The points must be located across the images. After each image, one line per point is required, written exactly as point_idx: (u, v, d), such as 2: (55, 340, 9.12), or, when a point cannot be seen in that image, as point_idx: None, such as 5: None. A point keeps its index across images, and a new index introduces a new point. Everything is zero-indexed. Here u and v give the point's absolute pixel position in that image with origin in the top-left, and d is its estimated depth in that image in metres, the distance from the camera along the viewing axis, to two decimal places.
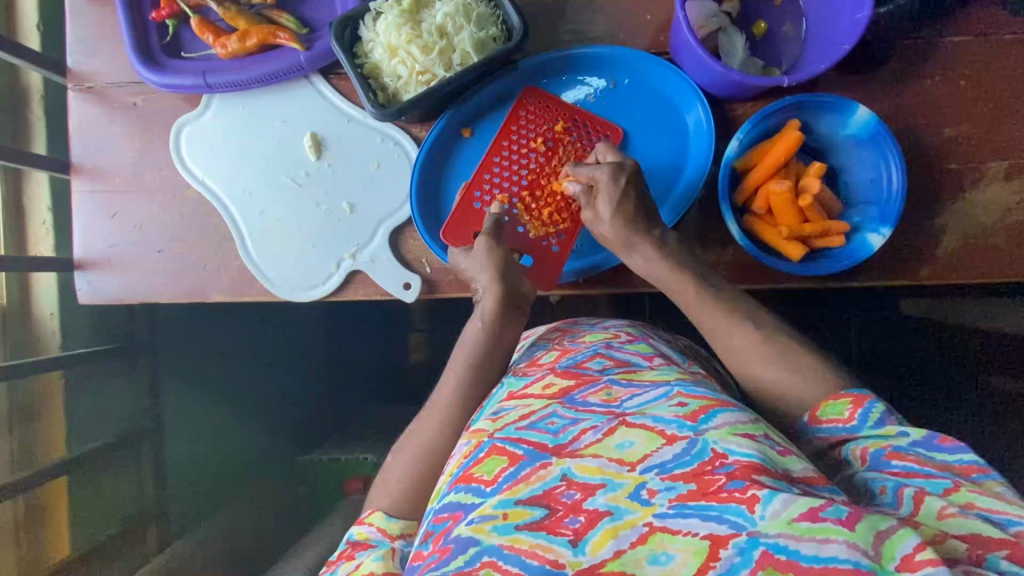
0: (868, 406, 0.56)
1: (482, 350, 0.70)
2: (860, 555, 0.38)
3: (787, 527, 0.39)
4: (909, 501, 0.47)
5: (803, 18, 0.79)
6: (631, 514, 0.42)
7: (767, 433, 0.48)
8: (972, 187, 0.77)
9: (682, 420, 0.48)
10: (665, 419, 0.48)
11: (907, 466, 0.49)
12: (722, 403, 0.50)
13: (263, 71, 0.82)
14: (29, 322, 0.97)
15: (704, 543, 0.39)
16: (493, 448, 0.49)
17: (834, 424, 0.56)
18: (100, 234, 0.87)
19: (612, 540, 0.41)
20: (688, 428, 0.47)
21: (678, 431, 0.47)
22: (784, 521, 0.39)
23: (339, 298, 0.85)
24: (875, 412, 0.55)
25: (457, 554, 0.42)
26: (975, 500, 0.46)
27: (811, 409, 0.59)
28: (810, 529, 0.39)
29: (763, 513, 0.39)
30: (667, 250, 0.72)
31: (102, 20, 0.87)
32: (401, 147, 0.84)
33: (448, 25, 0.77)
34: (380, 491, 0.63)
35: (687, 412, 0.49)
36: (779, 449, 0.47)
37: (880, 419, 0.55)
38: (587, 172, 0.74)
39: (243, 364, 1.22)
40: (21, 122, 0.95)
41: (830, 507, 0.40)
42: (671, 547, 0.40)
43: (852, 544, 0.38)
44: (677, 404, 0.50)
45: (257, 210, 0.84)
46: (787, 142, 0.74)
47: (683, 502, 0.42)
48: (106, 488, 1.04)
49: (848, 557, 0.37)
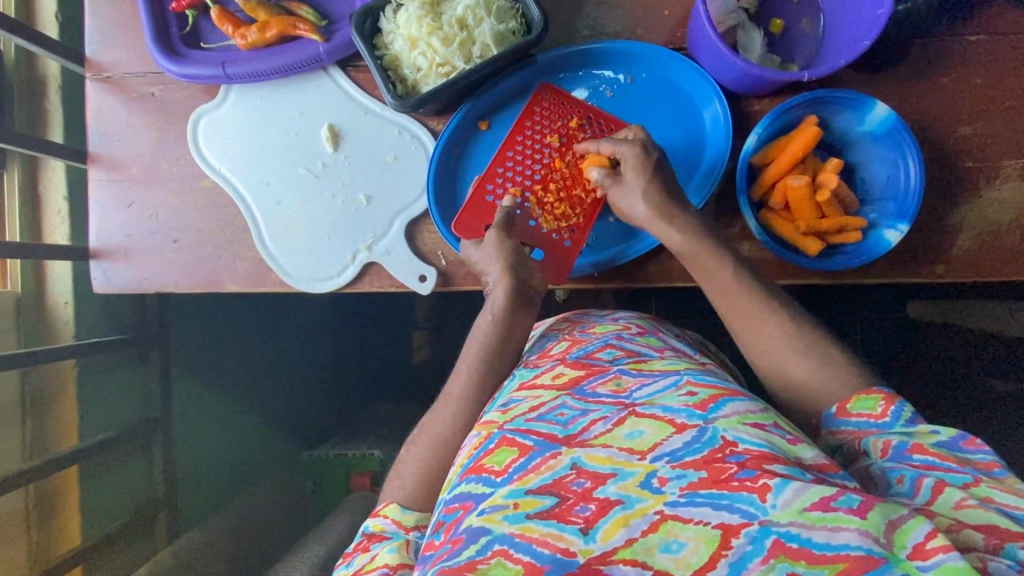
0: (900, 405, 0.56)
1: (495, 342, 0.70)
2: (872, 543, 0.38)
3: (799, 516, 0.39)
4: (927, 490, 0.47)
5: (820, 15, 0.80)
6: (642, 502, 0.42)
7: (776, 422, 0.48)
8: (987, 186, 0.77)
9: (692, 409, 0.47)
10: (675, 408, 0.48)
11: (927, 460, 0.50)
12: (731, 392, 0.50)
13: (282, 62, 0.82)
14: (45, 310, 0.96)
15: (715, 532, 0.39)
16: (503, 439, 0.48)
17: (863, 419, 0.56)
18: (114, 223, 0.87)
19: (623, 528, 0.41)
20: (697, 417, 0.46)
21: (688, 420, 0.46)
22: (797, 510, 0.39)
23: (353, 290, 0.85)
24: (907, 412, 0.55)
25: (469, 544, 0.41)
26: (994, 495, 0.46)
27: (840, 400, 0.59)
28: (823, 518, 0.39)
29: (774, 502, 0.39)
30: (675, 236, 0.71)
31: (122, 10, 0.88)
32: (418, 140, 0.84)
33: (468, 17, 0.77)
34: (394, 480, 0.63)
35: (696, 401, 0.48)
36: (789, 438, 0.47)
37: (911, 418, 0.55)
38: (610, 147, 0.74)
39: (252, 358, 1.21)
40: (39, 111, 0.96)
41: (841, 496, 0.40)
42: (683, 536, 0.40)
43: (864, 532, 0.38)
44: (686, 394, 0.49)
45: (271, 202, 0.85)
46: (805, 138, 0.74)
47: (694, 490, 0.41)
48: (117, 479, 1.04)
49: (860, 545, 0.37)
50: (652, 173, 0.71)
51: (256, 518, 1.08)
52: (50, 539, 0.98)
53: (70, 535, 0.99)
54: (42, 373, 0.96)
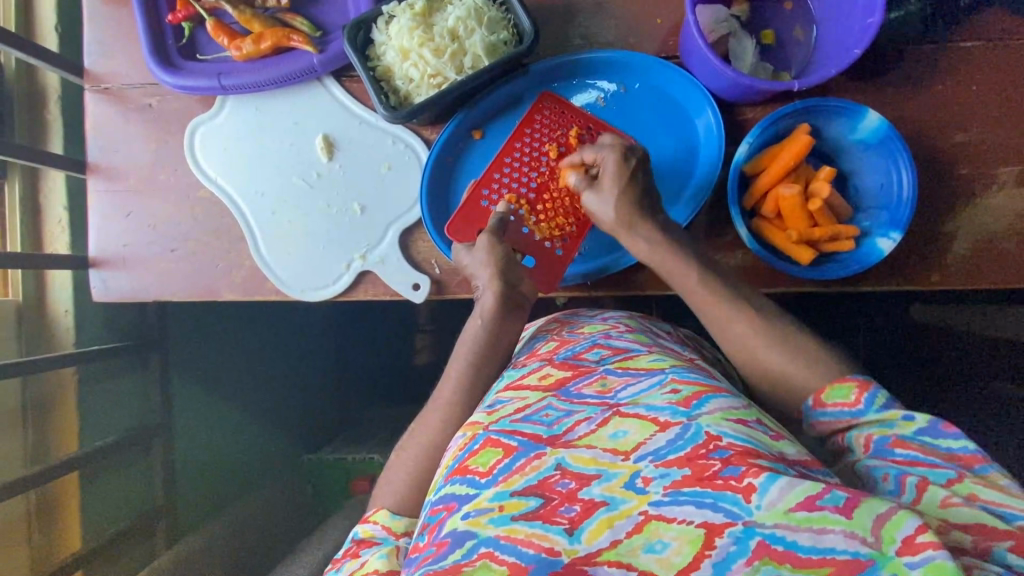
0: (874, 390, 0.55)
1: (484, 347, 0.70)
2: (859, 545, 0.38)
3: (784, 517, 0.39)
4: (912, 488, 0.47)
5: (813, 24, 0.80)
6: (626, 503, 0.42)
7: (760, 418, 0.49)
8: (983, 194, 0.77)
9: (676, 407, 0.47)
10: (659, 406, 0.48)
11: (910, 455, 0.50)
12: (716, 390, 0.50)
13: (277, 73, 0.83)
14: (45, 319, 0.98)
15: (699, 532, 0.39)
16: (488, 440, 0.49)
17: (838, 409, 0.56)
18: (113, 232, 0.88)
19: (608, 529, 0.41)
20: (681, 414, 0.47)
21: (671, 417, 0.46)
22: (782, 511, 0.39)
23: (349, 298, 0.85)
24: (881, 396, 0.55)
25: (455, 548, 0.41)
26: (979, 492, 0.46)
27: (816, 391, 0.59)
28: (808, 518, 0.39)
29: (759, 503, 0.39)
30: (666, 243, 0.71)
31: (120, 22, 0.89)
32: (412, 150, 0.85)
33: (459, 28, 0.78)
34: (384, 487, 0.63)
35: (680, 398, 0.48)
36: (773, 434, 0.47)
37: (885, 403, 0.54)
38: (592, 154, 0.74)
39: (252, 364, 1.23)
40: (40, 122, 0.97)
41: (827, 495, 0.40)
42: (666, 536, 0.40)
43: (849, 534, 0.38)
44: (670, 391, 0.50)
45: (268, 210, 0.85)
46: (796, 147, 0.74)
47: (677, 489, 0.41)
48: (116, 484, 1.05)
49: (846, 548, 0.38)
50: (628, 181, 0.71)
51: (256, 521, 1.09)
52: (50, 545, 1.00)
53: (69, 541, 1.00)
54: (42, 383, 0.98)
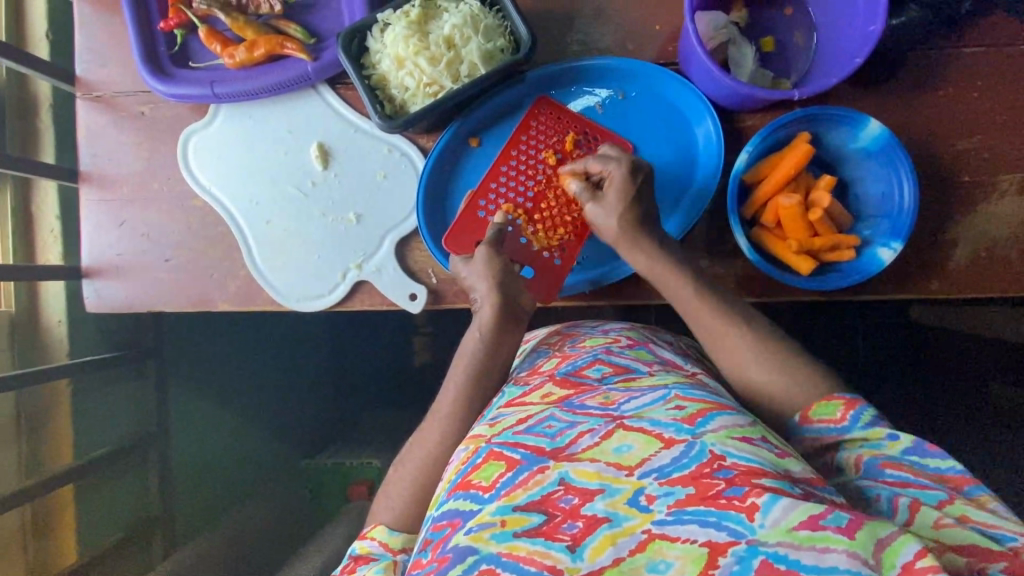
0: (860, 409, 0.55)
1: (482, 359, 0.69)
2: (861, 566, 0.37)
3: (787, 535, 0.38)
4: (905, 510, 0.47)
5: (814, 32, 0.78)
6: (630, 520, 0.41)
7: (766, 436, 0.48)
8: (984, 201, 0.76)
9: (681, 423, 0.46)
10: (664, 422, 0.47)
11: (899, 476, 0.50)
12: (719, 406, 0.49)
13: (271, 81, 0.82)
14: (39, 329, 0.97)
15: (702, 550, 0.39)
16: (490, 453, 0.48)
17: (825, 425, 0.56)
18: (106, 242, 0.87)
19: (611, 547, 0.40)
20: (686, 432, 0.46)
21: (676, 435, 0.45)
22: (784, 529, 0.38)
23: (345, 307, 0.85)
24: (866, 414, 0.55)
25: (456, 563, 0.41)
26: (970, 513, 0.46)
27: (803, 408, 0.58)
28: (811, 538, 0.38)
29: (763, 521, 0.39)
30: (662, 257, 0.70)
31: (111, 29, 0.87)
32: (408, 158, 0.84)
33: (455, 36, 0.76)
34: (382, 503, 0.63)
35: (684, 415, 0.47)
36: (778, 452, 0.46)
37: (870, 421, 0.55)
38: (599, 165, 0.73)
39: (249, 370, 1.23)
40: (32, 131, 0.96)
41: (830, 514, 0.39)
42: (671, 555, 0.39)
43: (852, 554, 0.37)
44: (675, 408, 0.48)
45: (264, 220, 0.84)
46: (796, 156, 0.73)
47: (681, 507, 0.41)
48: (113, 492, 1.05)
49: (848, 568, 0.37)
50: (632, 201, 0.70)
51: (254, 528, 1.08)
52: (47, 556, 1.00)
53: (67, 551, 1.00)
54: (37, 395, 0.97)
